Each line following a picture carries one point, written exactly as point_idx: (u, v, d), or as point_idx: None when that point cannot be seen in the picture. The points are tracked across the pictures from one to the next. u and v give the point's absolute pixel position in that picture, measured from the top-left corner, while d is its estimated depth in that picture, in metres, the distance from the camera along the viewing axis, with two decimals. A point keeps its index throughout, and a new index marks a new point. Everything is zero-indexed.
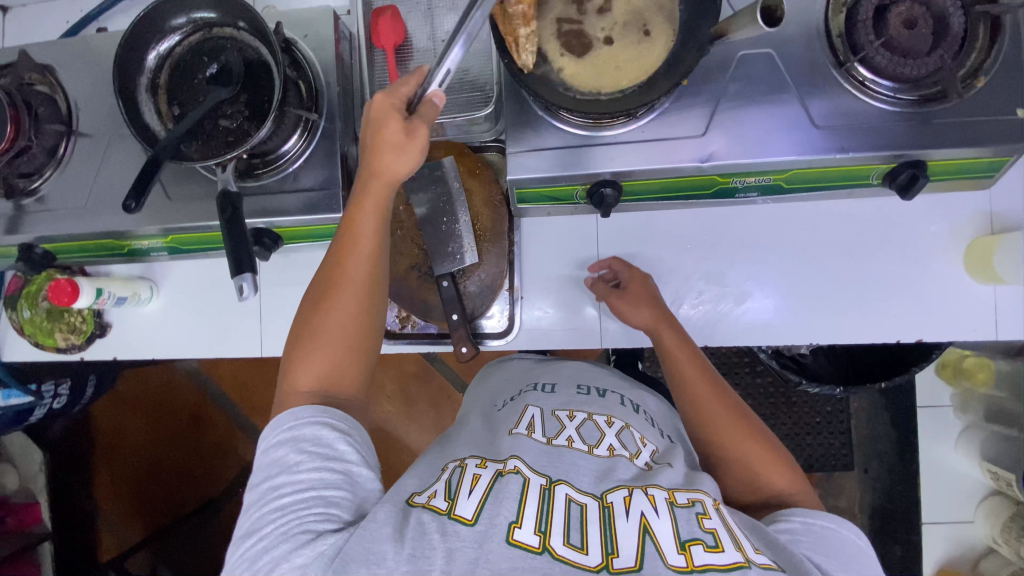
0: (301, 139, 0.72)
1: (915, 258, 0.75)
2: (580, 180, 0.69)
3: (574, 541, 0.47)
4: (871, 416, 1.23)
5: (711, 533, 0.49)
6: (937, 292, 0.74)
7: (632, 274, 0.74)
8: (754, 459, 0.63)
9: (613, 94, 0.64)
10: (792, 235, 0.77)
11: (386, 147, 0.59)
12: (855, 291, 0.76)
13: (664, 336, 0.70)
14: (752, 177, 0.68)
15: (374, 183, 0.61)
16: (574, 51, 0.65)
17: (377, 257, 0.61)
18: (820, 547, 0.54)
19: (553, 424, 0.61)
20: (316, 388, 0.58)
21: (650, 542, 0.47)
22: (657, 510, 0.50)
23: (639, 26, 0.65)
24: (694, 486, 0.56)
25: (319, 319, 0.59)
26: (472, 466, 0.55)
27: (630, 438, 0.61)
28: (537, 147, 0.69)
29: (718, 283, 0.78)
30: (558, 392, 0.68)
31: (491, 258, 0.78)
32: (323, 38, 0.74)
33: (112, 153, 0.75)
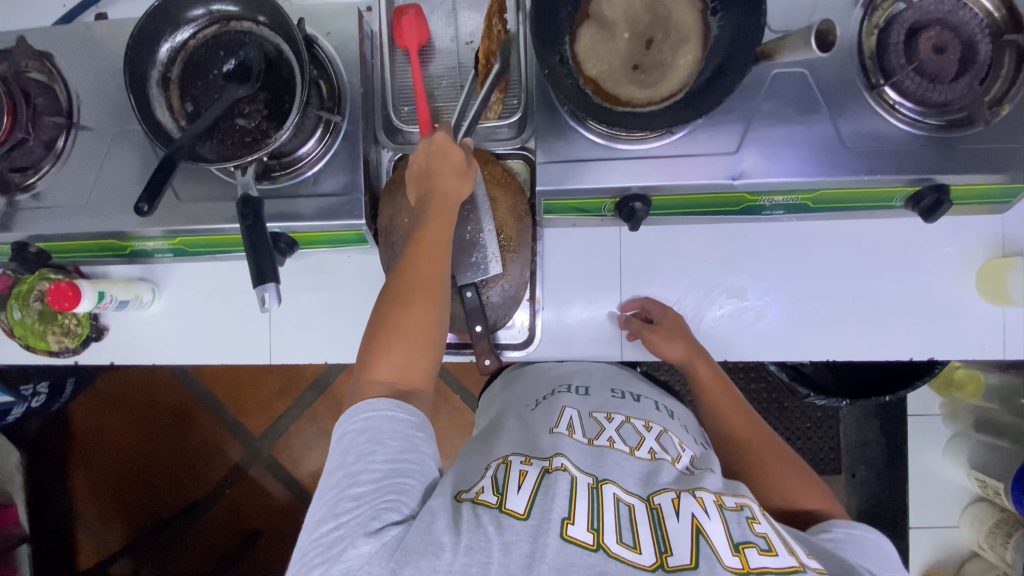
0: (321, 141, 0.69)
1: (926, 277, 0.77)
2: (608, 193, 0.68)
3: (627, 540, 0.47)
4: (861, 422, 1.25)
5: (762, 537, 0.49)
6: (947, 309, 0.76)
7: (665, 312, 0.75)
8: (788, 486, 0.64)
9: (651, 109, 0.63)
10: (812, 251, 0.77)
11: (450, 172, 0.62)
12: (871, 305, 0.77)
13: (698, 370, 0.72)
14: (781, 196, 0.69)
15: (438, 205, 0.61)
16: (611, 60, 0.65)
17: (445, 262, 0.59)
18: (865, 556, 0.55)
19: (592, 426, 0.61)
20: (392, 383, 0.54)
21: (704, 543, 0.47)
22: (708, 512, 0.49)
23: (671, 35, 0.65)
24: (739, 491, 0.55)
25: (396, 317, 0.55)
26: (517, 462, 0.53)
27: (669, 442, 0.60)
28: (567, 158, 0.68)
29: (739, 298, 0.78)
30: (592, 395, 0.67)
31: (515, 268, 0.75)
32: (346, 36, 0.71)
33: (117, 148, 0.71)
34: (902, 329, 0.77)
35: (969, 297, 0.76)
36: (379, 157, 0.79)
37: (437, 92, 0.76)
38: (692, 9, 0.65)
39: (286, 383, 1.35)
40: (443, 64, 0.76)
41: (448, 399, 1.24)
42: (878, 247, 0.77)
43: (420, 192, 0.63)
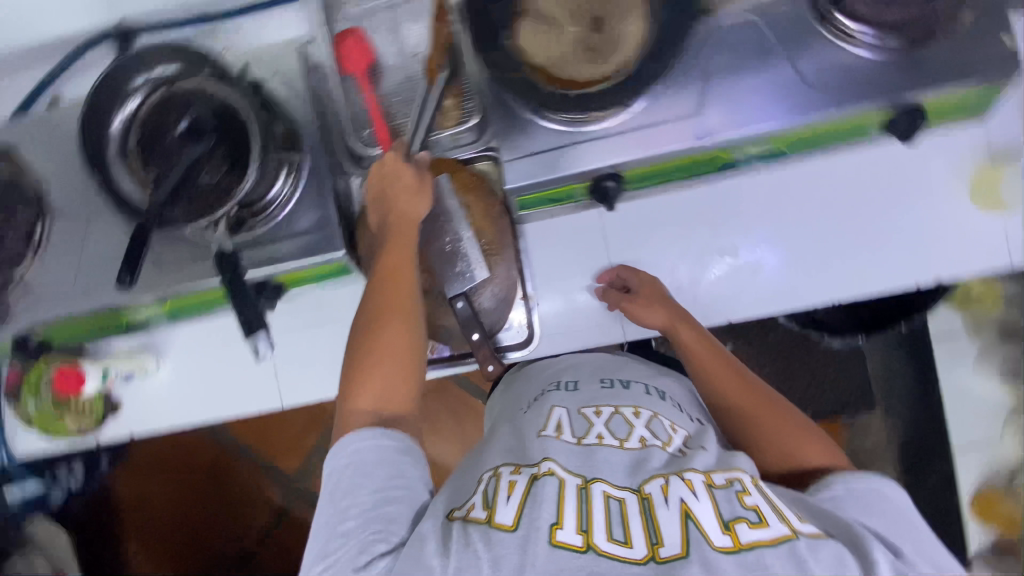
0: (287, 181, 0.69)
1: (904, 198, 0.75)
2: (578, 178, 0.68)
3: (617, 536, 0.46)
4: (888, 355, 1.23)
5: (753, 510, 0.47)
6: (929, 227, 0.74)
7: (640, 278, 0.74)
8: (787, 439, 0.62)
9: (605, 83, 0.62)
10: (796, 195, 0.76)
11: (406, 194, 0.62)
12: (859, 238, 0.75)
13: (680, 335, 0.70)
14: (751, 146, 0.67)
15: (399, 232, 0.61)
16: (557, 48, 0.64)
17: (413, 285, 0.60)
18: (866, 509, 0.53)
19: (580, 423, 0.59)
20: (377, 411, 0.55)
21: (693, 527, 0.46)
22: (696, 493, 0.48)
23: (609, 12, 0.65)
24: (730, 463, 0.53)
25: (371, 343, 0.56)
26: (506, 474, 0.52)
27: (660, 427, 0.59)
28: (528, 152, 0.67)
29: (731, 256, 0.76)
30: (581, 390, 0.66)
31: (501, 269, 0.75)
32: (292, 73, 0.74)
33: (96, 226, 0.72)
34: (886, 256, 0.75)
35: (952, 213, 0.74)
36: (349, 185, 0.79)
37: (393, 111, 0.75)
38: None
39: (310, 418, 1.36)
40: (394, 78, 0.75)
41: (471, 410, 1.25)
42: (858, 181, 0.75)
43: (379, 219, 0.63)
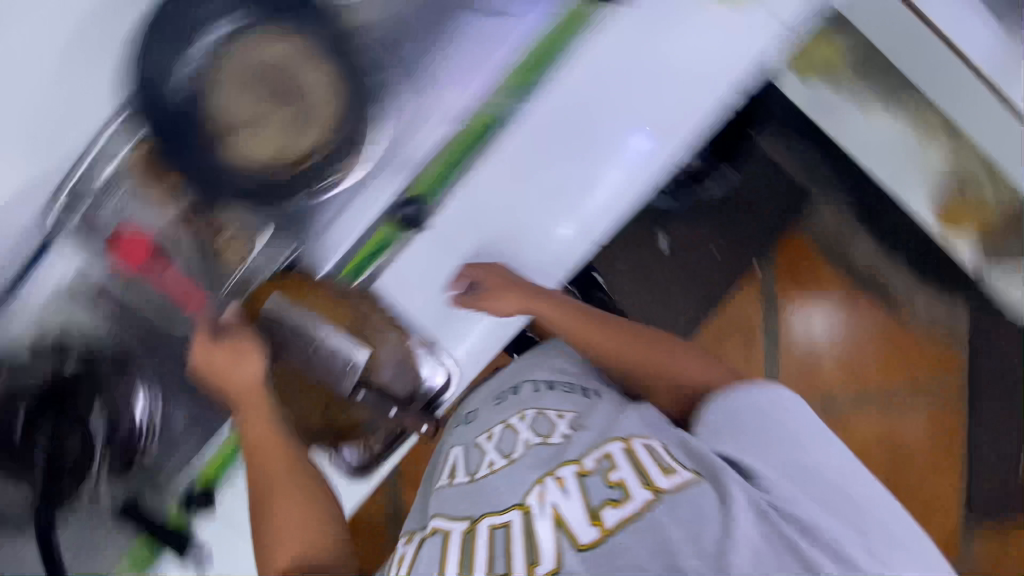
0: (143, 389, 0.71)
1: (666, 69, 0.69)
2: (379, 220, 0.69)
3: (499, 567, 0.44)
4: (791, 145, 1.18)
5: (618, 485, 0.46)
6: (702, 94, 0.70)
7: (484, 273, 0.72)
8: (664, 366, 0.66)
9: (327, 148, 0.69)
10: (577, 100, 0.68)
11: (228, 371, 0.66)
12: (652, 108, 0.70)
13: (539, 310, 0.71)
14: (494, 96, 0.67)
15: (245, 405, 0.66)
16: (269, 145, 0.69)
17: (284, 444, 0.64)
18: (739, 424, 0.51)
19: (473, 458, 0.56)
20: (296, 564, 0.57)
21: (564, 533, 0.44)
22: (566, 491, 0.47)
23: (290, 83, 0.68)
24: (610, 434, 0.51)
25: (270, 518, 0.60)
26: (407, 543, 0.53)
27: (544, 423, 0.56)
28: (321, 224, 0.70)
29: (555, 192, 0.71)
30: (474, 420, 0.62)
31: (377, 341, 0.71)
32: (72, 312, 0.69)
33: (12, 548, 0.69)
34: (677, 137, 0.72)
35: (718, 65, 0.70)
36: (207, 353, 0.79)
37: (203, 280, 0.71)
38: (302, 52, 0.68)
39: None
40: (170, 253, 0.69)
41: None
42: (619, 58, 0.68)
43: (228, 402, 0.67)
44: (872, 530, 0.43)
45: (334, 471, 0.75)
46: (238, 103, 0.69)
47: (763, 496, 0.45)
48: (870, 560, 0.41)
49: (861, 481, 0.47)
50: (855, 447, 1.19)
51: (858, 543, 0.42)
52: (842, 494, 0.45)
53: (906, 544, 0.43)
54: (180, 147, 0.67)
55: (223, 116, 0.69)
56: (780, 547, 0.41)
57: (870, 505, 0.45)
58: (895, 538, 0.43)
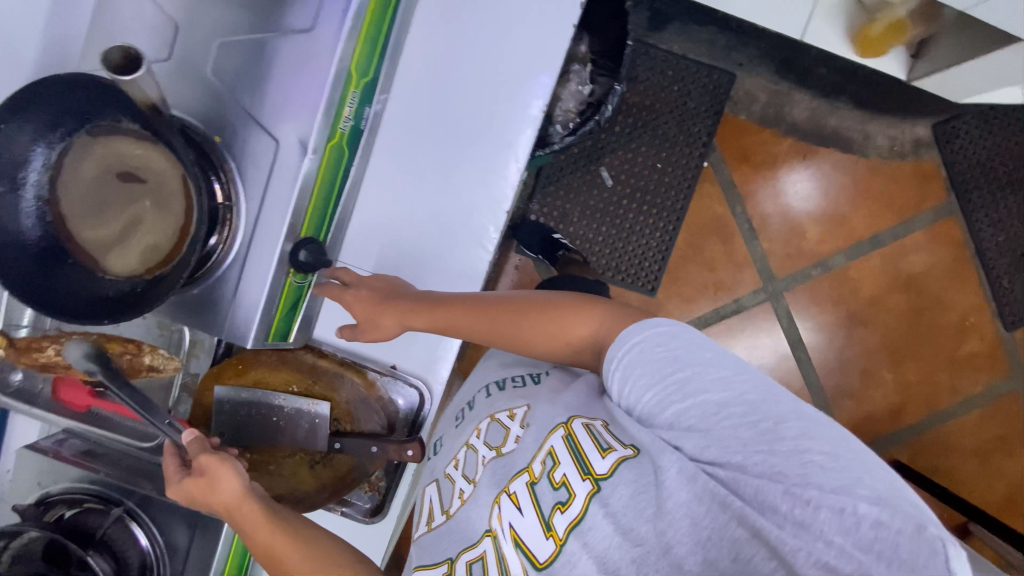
0: (141, 525, 0.71)
1: (476, 48, 0.73)
2: (281, 272, 0.65)
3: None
4: (657, 67, 1.34)
5: (563, 485, 0.55)
6: (522, 56, 0.74)
7: (354, 297, 0.69)
8: (548, 330, 0.65)
9: (174, 234, 0.59)
10: (423, 100, 0.74)
11: (207, 495, 0.61)
12: (491, 85, 0.74)
13: (415, 324, 0.69)
14: (347, 109, 0.66)
15: (238, 518, 0.61)
16: (133, 253, 0.59)
17: (300, 536, 0.61)
18: (632, 376, 0.56)
19: (446, 487, 0.66)
20: None
21: (523, 550, 0.54)
22: (520, 508, 0.56)
23: (125, 169, 0.59)
24: (550, 425, 0.59)
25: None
26: None
27: (496, 433, 0.64)
28: (222, 302, 0.64)
29: (441, 183, 0.76)
30: (445, 444, 0.72)
31: (331, 390, 0.73)
32: (47, 467, 0.71)
33: None
34: (520, 100, 0.74)
35: (526, 24, 0.73)
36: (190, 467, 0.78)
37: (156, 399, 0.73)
38: (121, 134, 0.58)
39: None
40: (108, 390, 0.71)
41: None
42: (437, 60, 0.74)
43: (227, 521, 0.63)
44: (784, 465, 0.46)
45: (352, 520, 0.78)
46: (83, 205, 0.59)
47: (687, 457, 0.51)
48: (788, 498, 0.44)
49: (767, 405, 0.50)
50: (869, 299, 1.44)
51: (776, 489, 0.45)
52: (750, 426, 0.49)
53: (820, 461, 0.45)
54: (50, 299, 0.57)
55: (86, 250, 0.60)
56: (709, 502, 0.48)
57: (775, 430, 0.48)
58: (810, 461, 0.45)
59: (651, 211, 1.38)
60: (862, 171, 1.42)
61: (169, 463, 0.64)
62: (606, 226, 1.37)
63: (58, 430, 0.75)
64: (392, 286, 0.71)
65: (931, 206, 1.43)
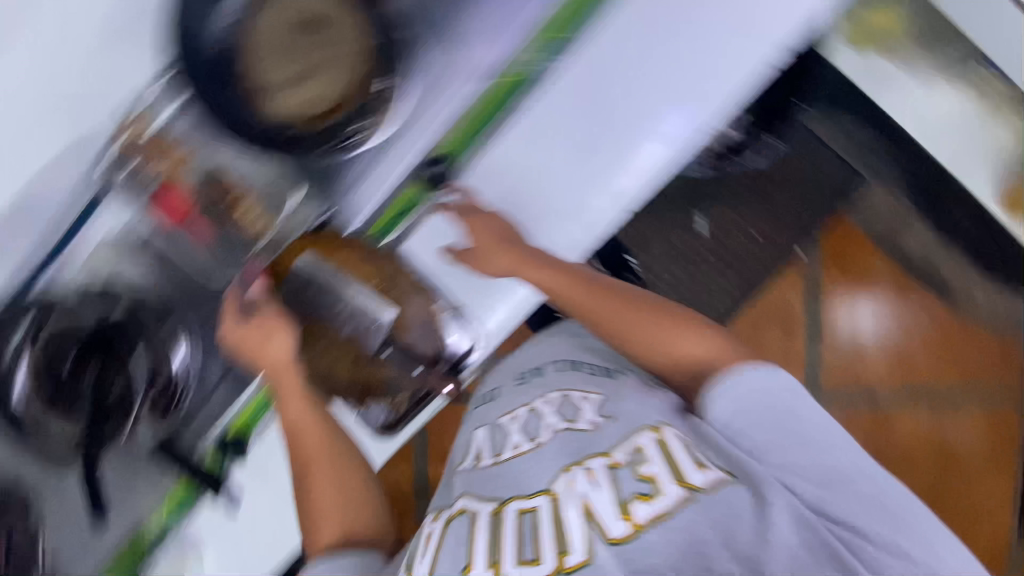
0: (188, 342, 0.74)
1: (685, 33, 0.67)
2: (407, 180, 0.71)
3: (527, 556, 0.50)
4: (806, 144, 1.27)
5: (648, 479, 0.52)
6: (726, 69, 0.68)
7: (485, 224, 0.70)
8: (658, 342, 0.62)
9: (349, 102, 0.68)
10: (608, 72, 0.69)
11: (259, 347, 0.67)
12: (685, 73, 0.68)
13: (528, 277, 0.68)
14: (529, 52, 0.68)
15: (276, 376, 0.67)
16: (301, 98, 0.68)
17: (323, 426, 0.65)
18: (751, 413, 0.54)
19: (501, 435, 0.63)
20: (338, 538, 0.60)
21: (594, 523, 0.50)
22: (597, 483, 0.52)
23: (313, 18, 0.68)
24: (638, 424, 0.57)
25: (309, 497, 0.62)
26: (432, 522, 0.59)
27: (570, 409, 0.61)
28: (352, 181, 0.72)
29: (593, 159, 0.71)
30: (503, 396, 0.68)
31: (409, 299, 0.73)
32: (119, 260, 0.72)
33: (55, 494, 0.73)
34: (710, 101, 0.69)
35: (731, 31, 0.67)
36: None
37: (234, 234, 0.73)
38: None
39: None
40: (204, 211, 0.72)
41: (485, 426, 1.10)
42: (631, 39, 0.68)
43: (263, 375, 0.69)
44: (917, 552, 0.47)
45: (362, 427, 0.79)
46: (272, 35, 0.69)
47: (802, 504, 0.50)
48: None
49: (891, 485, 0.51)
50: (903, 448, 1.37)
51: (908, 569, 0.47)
52: (881, 506, 0.49)
53: (945, 557, 0.48)
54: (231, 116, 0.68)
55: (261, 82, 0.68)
56: (821, 553, 0.47)
57: (902, 515, 0.49)
58: (934, 551, 0.48)
59: (728, 271, 1.34)
60: (948, 324, 1.35)
61: (230, 306, 0.71)
62: (679, 268, 1.32)
63: (134, 237, 0.72)
64: (513, 231, 0.70)
65: (1004, 387, 1.34)
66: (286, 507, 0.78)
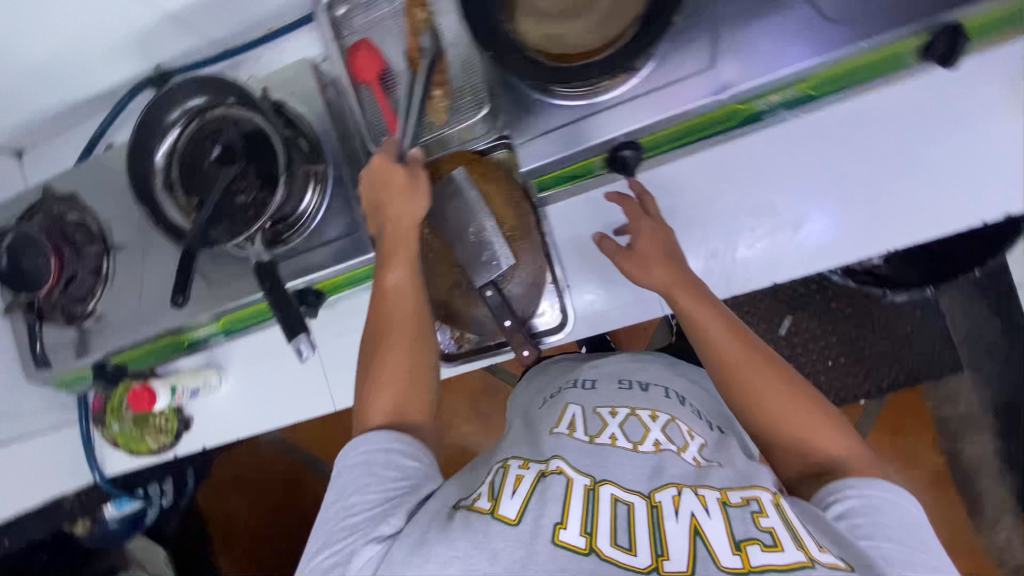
0: (315, 194, 0.72)
1: (915, 140, 0.67)
2: (595, 150, 0.67)
3: (622, 542, 0.42)
4: (967, 310, 1.08)
5: (769, 531, 0.42)
6: (939, 188, 0.68)
7: (639, 230, 0.67)
8: (791, 423, 0.53)
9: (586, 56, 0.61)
10: (822, 145, 0.70)
11: (397, 197, 0.62)
12: (898, 170, 0.68)
13: (676, 300, 0.60)
14: (775, 95, 0.64)
15: (398, 236, 0.62)
16: (544, 30, 0.63)
17: (417, 300, 0.60)
18: (881, 523, 0.46)
19: (595, 422, 0.54)
20: (388, 421, 0.56)
21: (702, 544, 0.41)
22: (708, 509, 0.44)
23: None
24: (752, 482, 0.48)
25: (379, 363, 0.58)
26: (515, 466, 0.50)
27: (676, 432, 0.53)
28: (541, 133, 0.67)
29: (770, 215, 0.72)
30: (598, 387, 0.61)
31: (528, 256, 0.74)
32: (309, 91, 0.74)
33: (142, 265, 0.78)
34: (913, 210, 0.68)
35: (961, 152, 0.66)
36: None
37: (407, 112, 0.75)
38: None
39: None
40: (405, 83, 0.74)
41: None
42: (856, 128, 0.69)
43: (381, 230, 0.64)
44: None
45: None
46: None
47: None
48: None
49: None
50: None
51: None
52: None
53: None
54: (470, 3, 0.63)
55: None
56: None
57: None
58: None
59: None
60: None
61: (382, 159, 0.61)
62: None
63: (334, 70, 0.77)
64: (670, 247, 0.65)
65: None
66: (314, 378, 0.85)
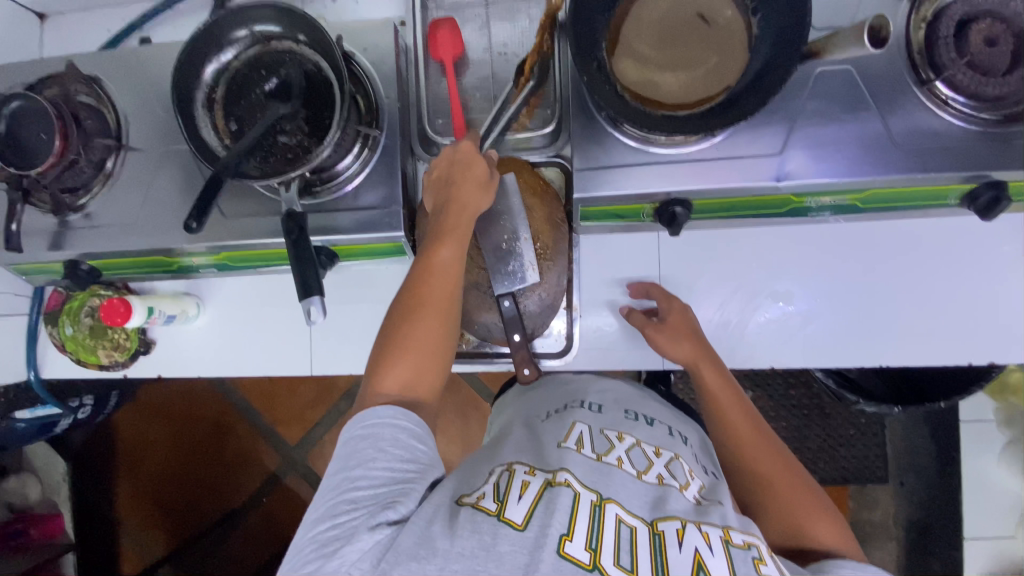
0: (359, 156, 0.69)
1: (929, 273, 0.73)
2: (648, 199, 0.67)
3: (624, 562, 0.44)
4: (909, 431, 1.15)
5: None
6: (943, 322, 0.73)
7: (671, 305, 0.71)
8: (795, 510, 0.58)
9: (675, 107, 0.62)
10: (847, 252, 0.74)
11: (465, 184, 0.62)
12: (909, 296, 0.73)
13: (701, 373, 0.66)
14: (827, 197, 0.67)
15: (454, 218, 0.61)
16: (637, 72, 0.64)
17: (457, 284, 0.60)
18: None
19: (602, 443, 0.57)
20: (399, 394, 0.55)
21: None
22: (712, 547, 0.46)
23: (703, 23, 0.65)
24: (749, 528, 0.50)
25: (404, 334, 0.57)
26: (521, 472, 0.52)
27: (679, 469, 0.56)
28: (603, 165, 0.66)
29: (786, 302, 0.75)
30: (605, 412, 0.63)
31: (552, 276, 0.74)
32: (382, 51, 0.72)
33: (152, 174, 0.73)
34: (912, 333, 0.73)
35: (967, 295, 0.72)
36: (415, 169, 0.79)
37: (471, 104, 0.76)
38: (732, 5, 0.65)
39: (319, 393, 1.29)
40: (478, 76, 0.76)
41: (476, 409, 1.12)
42: (881, 248, 0.73)
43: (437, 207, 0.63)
44: None
45: None
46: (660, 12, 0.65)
47: None
48: None
49: None
50: None
51: None
52: None
53: None
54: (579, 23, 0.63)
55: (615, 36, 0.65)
56: None
57: None
58: None
59: None
60: None
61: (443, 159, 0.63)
62: None
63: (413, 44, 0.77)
64: (696, 326, 0.70)
65: None
66: (300, 334, 0.83)
